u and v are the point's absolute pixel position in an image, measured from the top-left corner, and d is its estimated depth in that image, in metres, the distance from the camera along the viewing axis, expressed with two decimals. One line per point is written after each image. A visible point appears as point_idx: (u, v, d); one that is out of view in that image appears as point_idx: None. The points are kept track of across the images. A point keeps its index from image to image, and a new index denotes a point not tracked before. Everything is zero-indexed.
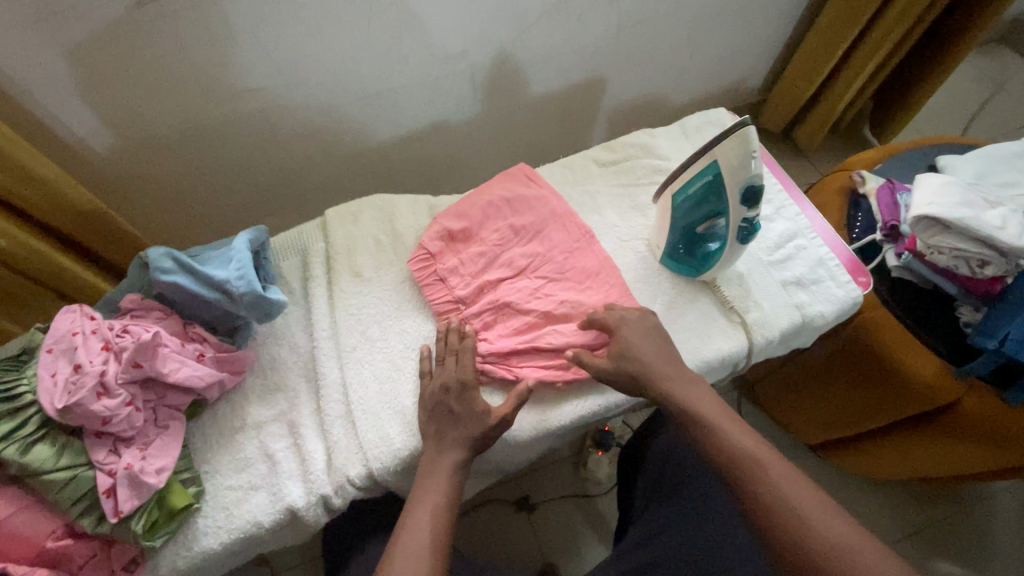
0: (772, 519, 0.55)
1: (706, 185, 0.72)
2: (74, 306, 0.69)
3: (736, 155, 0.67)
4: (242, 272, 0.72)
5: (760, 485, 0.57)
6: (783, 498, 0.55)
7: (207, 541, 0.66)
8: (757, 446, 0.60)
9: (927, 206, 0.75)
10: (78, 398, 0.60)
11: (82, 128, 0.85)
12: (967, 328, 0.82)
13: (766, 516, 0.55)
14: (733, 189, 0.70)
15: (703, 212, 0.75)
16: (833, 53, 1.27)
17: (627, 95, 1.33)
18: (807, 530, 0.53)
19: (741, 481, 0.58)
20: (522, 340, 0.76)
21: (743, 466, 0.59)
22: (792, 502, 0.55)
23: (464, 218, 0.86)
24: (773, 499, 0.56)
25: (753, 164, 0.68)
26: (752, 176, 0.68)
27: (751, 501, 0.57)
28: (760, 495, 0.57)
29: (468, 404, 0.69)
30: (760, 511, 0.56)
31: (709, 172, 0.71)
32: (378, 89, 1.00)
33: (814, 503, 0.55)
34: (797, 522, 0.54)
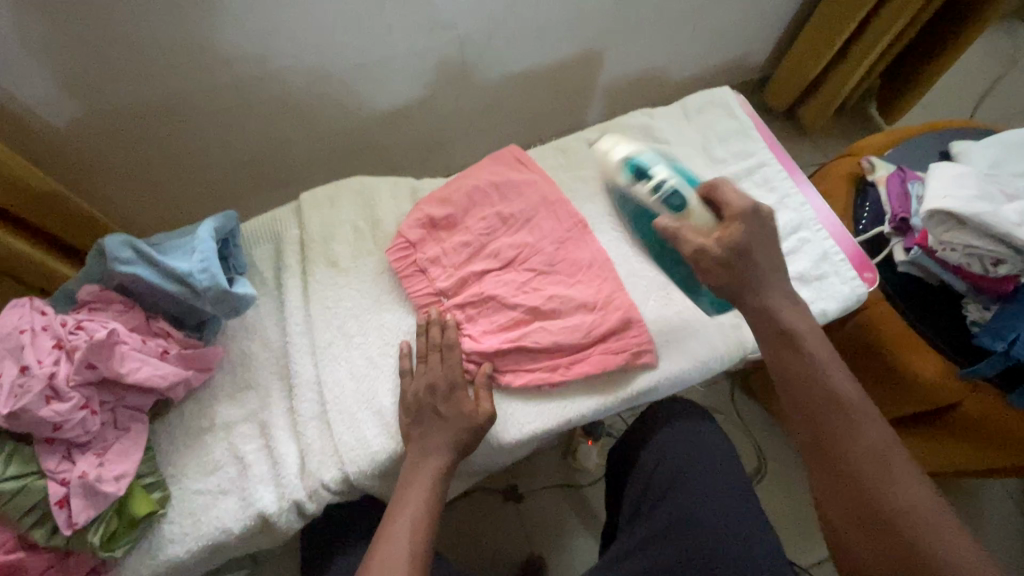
0: (847, 464, 0.57)
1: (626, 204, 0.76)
2: (23, 299, 0.63)
3: (607, 168, 0.77)
4: (206, 264, 0.66)
5: (845, 434, 0.58)
6: (866, 449, 0.57)
7: (173, 549, 0.63)
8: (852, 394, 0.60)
9: (940, 200, 0.70)
10: (24, 403, 0.55)
11: (34, 102, 0.78)
12: (974, 327, 0.77)
13: (840, 459, 0.57)
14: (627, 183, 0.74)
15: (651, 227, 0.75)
16: (845, 26, 1.20)
17: (624, 70, 1.25)
18: (879, 481, 0.55)
19: (829, 424, 0.59)
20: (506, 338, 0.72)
21: (835, 412, 0.59)
22: (873, 453, 0.57)
23: (448, 204, 0.81)
24: (854, 447, 0.57)
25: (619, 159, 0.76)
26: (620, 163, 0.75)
27: (833, 445, 0.58)
28: (843, 438, 0.58)
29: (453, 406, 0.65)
30: (838, 455, 0.58)
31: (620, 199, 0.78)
32: (359, 61, 0.93)
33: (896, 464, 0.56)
34: (870, 473, 0.56)
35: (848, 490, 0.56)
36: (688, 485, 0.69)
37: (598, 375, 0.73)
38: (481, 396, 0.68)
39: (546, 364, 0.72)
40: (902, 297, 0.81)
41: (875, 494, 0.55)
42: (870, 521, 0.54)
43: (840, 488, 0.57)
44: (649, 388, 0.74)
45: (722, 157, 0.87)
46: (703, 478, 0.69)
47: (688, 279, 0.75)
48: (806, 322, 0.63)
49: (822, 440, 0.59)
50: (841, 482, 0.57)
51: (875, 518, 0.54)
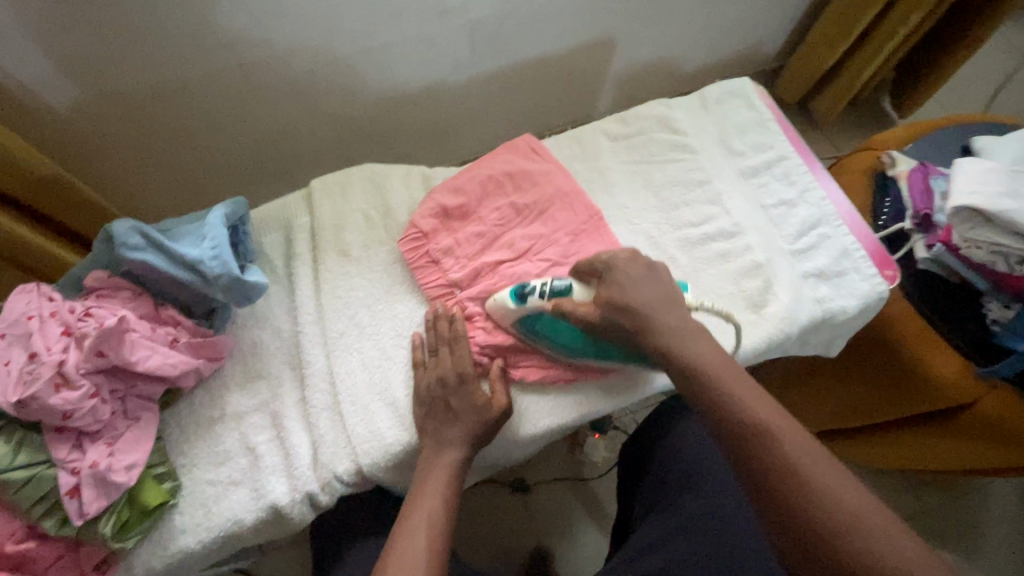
0: (801, 515, 0.46)
1: (545, 330, 0.68)
2: (32, 286, 0.62)
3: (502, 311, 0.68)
4: (217, 251, 0.65)
5: (785, 475, 0.48)
6: (816, 489, 0.47)
7: (185, 539, 0.62)
8: (782, 420, 0.51)
9: (966, 196, 0.69)
10: (34, 391, 0.54)
11: (34, 84, 0.76)
12: (994, 326, 0.76)
13: (790, 514, 0.46)
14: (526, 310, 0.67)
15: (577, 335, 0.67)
16: (861, 19, 1.17)
17: (637, 59, 1.23)
18: (843, 526, 0.45)
19: (764, 469, 0.49)
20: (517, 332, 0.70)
21: (769, 452, 0.49)
22: (827, 493, 0.46)
23: (462, 193, 0.79)
24: (802, 488, 0.47)
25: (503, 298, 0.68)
26: (503, 297, 0.67)
27: (780, 494, 0.47)
28: (786, 483, 0.48)
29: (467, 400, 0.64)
30: (791, 507, 0.47)
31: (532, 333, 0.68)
32: (366, 45, 0.91)
33: (851, 494, 0.46)
34: (833, 518, 0.45)
35: (814, 548, 0.45)
36: (702, 483, 0.69)
37: (613, 371, 0.72)
38: (496, 389, 0.66)
39: (559, 358, 0.71)
40: (922, 295, 0.80)
41: (847, 545, 0.44)
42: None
43: (802, 547, 0.45)
44: (663, 384, 0.73)
45: (742, 150, 0.85)
46: (720, 477, 0.69)
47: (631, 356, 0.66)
48: (708, 351, 0.58)
49: (764, 490, 0.48)
50: (802, 542, 0.45)
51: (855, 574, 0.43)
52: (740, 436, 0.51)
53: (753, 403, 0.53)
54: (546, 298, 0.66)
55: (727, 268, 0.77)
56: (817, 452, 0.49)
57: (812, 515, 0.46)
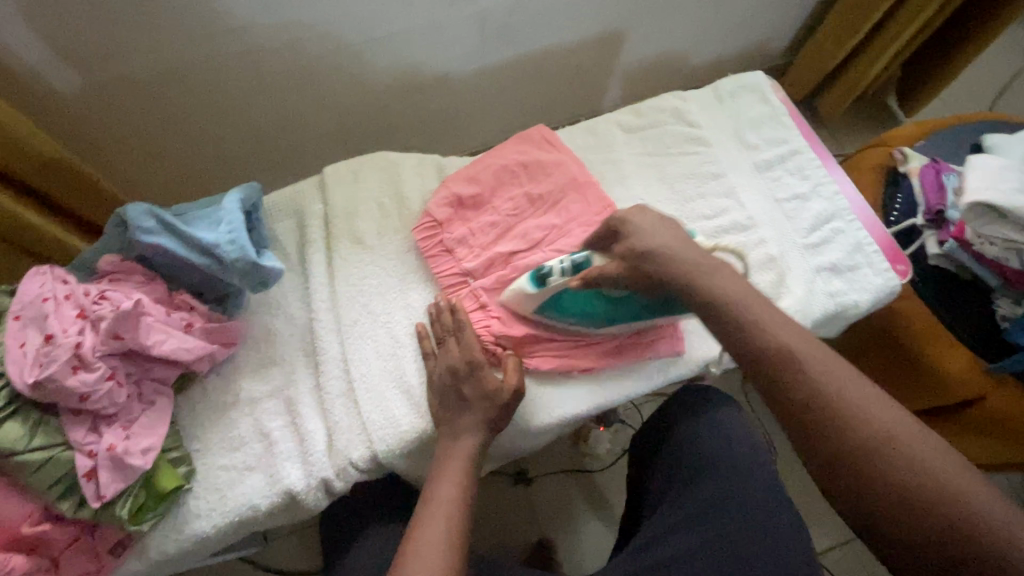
0: (838, 441, 0.46)
1: (570, 307, 0.68)
2: (44, 268, 0.61)
3: (520, 298, 0.68)
4: (233, 235, 0.64)
5: (820, 403, 0.47)
6: (851, 414, 0.46)
7: (199, 524, 0.62)
8: (814, 347, 0.50)
9: (984, 193, 0.70)
10: (50, 372, 0.53)
11: (41, 64, 0.75)
12: (1004, 322, 0.78)
13: (825, 440, 0.46)
14: (545, 292, 0.67)
15: (601, 301, 0.68)
16: (868, 21, 1.17)
17: (646, 53, 1.22)
18: (877, 446, 0.45)
19: (797, 398, 0.48)
20: (541, 320, 0.70)
21: (802, 379, 0.48)
22: (860, 417, 0.46)
23: (476, 182, 0.79)
24: (836, 415, 0.46)
25: (518, 286, 0.68)
26: (519, 285, 0.67)
27: (816, 423, 0.47)
28: (821, 411, 0.47)
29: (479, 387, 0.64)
30: (829, 436, 0.46)
31: (555, 312, 0.69)
32: (377, 33, 0.90)
33: (885, 414, 0.46)
34: (869, 442, 0.45)
35: (849, 474, 0.45)
36: (715, 475, 0.69)
37: (628, 363, 0.73)
38: (510, 372, 0.66)
39: (574, 349, 0.71)
40: (932, 291, 0.82)
41: (882, 467, 0.44)
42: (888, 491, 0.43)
43: (838, 472, 0.46)
44: (674, 375, 0.74)
45: (755, 144, 0.85)
46: (733, 467, 0.69)
47: (649, 306, 0.67)
48: (736, 285, 0.55)
49: (798, 419, 0.48)
50: (836, 467, 0.46)
51: (890, 493, 0.43)
52: (769, 366, 0.50)
53: (784, 330, 0.51)
54: (567, 275, 0.66)
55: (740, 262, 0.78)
56: (847, 374, 0.48)
57: (847, 440, 0.45)
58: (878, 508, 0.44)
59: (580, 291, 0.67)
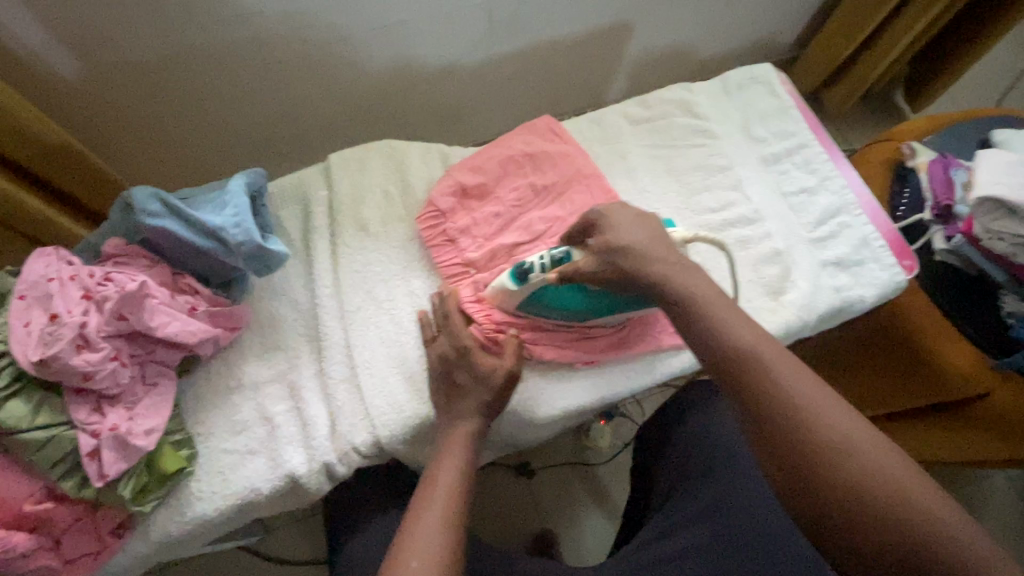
0: (797, 450, 0.44)
1: (552, 302, 0.68)
2: (49, 249, 0.61)
3: (503, 296, 0.67)
4: (239, 218, 0.64)
5: (779, 410, 0.46)
6: (811, 418, 0.45)
7: (202, 507, 0.62)
8: (774, 351, 0.49)
9: (994, 186, 0.71)
10: (55, 351, 0.53)
11: (46, 47, 0.75)
12: (1010, 320, 0.77)
13: (783, 449, 0.45)
14: (527, 289, 0.65)
15: (582, 296, 0.67)
16: (875, 15, 1.17)
17: (653, 46, 1.22)
18: (835, 454, 0.43)
19: (757, 404, 0.47)
20: (529, 318, 0.70)
21: (761, 384, 0.47)
22: (818, 425, 0.45)
23: (480, 172, 0.79)
24: (795, 422, 0.45)
25: (501, 284, 0.66)
26: (502, 282, 0.66)
27: (773, 432, 0.46)
28: (779, 417, 0.46)
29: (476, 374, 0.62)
30: (787, 443, 0.45)
31: (540, 309, 0.68)
32: (381, 21, 0.90)
33: (844, 420, 0.45)
34: (828, 450, 0.44)
35: (808, 484, 0.44)
36: (723, 468, 0.68)
37: (628, 357, 0.73)
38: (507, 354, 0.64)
39: (575, 342, 0.71)
40: (942, 288, 0.81)
41: (841, 477, 0.43)
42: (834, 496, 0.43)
43: (795, 482, 0.44)
44: (674, 370, 0.74)
45: (764, 137, 0.85)
46: (739, 463, 0.68)
47: (630, 300, 0.68)
48: (702, 285, 0.55)
49: (758, 426, 0.47)
50: (796, 477, 0.44)
51: (846, 505, 0.42)
52: (730, 370, 0.49)
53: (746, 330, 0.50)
54: (547, 270, 0.64)
55: (746, 254, 0.78)
56: (807, 378, 0.47)
57: (807, 449, 0.44)
58: (839, 520, 0.42)
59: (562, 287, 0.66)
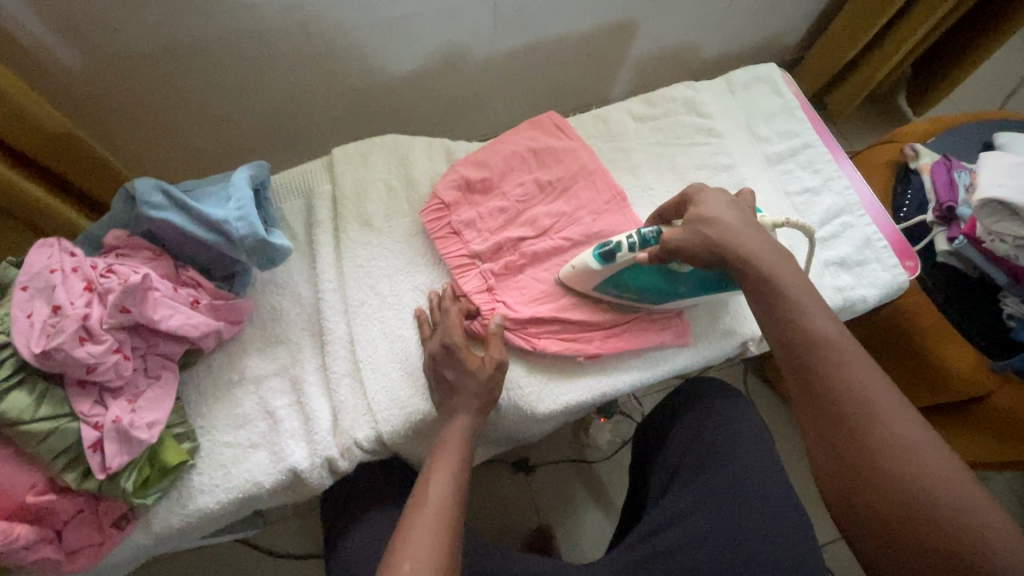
0: (858, 444, 0.47)
1: (626, 283, 0.69)
2: (51, 240, 0.60)
3: (584, 273, 0.69)
4: (243, 212, 0.64)
5: (843, 407, 0.49)
6: (876, 418, 0.48)
7: (204, 500, 0.62)
8: (851, 355, 0.51)
9: (996, 189, 0.70)
10: (58, 342, 0.53)
11: (48, 37, 0.74)
12: (1010, 321, 0.77)
13: (839, 437, 0.48)
14: (613, 266, 0.67)
15: (657, 274, 0.69)
16: (880, 17, 1.15)
17: (658, 44, 1.21)
18: (890, 456, 0.46)
19: (824, 395, 0.50)
20: (600, 295, 0.72)
21: (831, 379, 0.50)
22: (885, 425, 0.47)
23: (485, 166, 0.78)
24: (855, 421, 0.48)
25: (586, 263, 0.68)
26: (587, 261, 0.67)
27: (833, 421, 0.49)
28: (843, 408, 0.49)
29: (471, 368, 0.63)
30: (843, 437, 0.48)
31: (614, 286, 0.70)
32: (386, 16, 0.89)
33: (913, 430, 0.47)
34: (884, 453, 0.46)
35: (857, 480, 0.47)
36: (721, 463, 0.68)
37: (638, 348, 0.73)
38: (494, 346, 0.65)
39: (581, 335, 0.71)
40: (944, 289, 0.82)
41: (892, 481, 0.45)
42: (878, 489, 0.46)
43: (844, 474, 0.48)
44: (723, 352, 0.76)
45: (768, 136, 0.85)
46: (739, 455, 0.69)
47: (700, 280, 0.69)
48: (765, 263, 0.58)
49: (819, 416, 0.50)
50: (848, 469, 0.47)
51: (888, 499, 0.45)
52: (801, 359, 0.52)
53: (824, 323, 0.53)
54: (636, 250, 0.66)
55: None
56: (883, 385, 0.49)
57: (861, 446, 0.47)
58: (877, 516, 0.45)
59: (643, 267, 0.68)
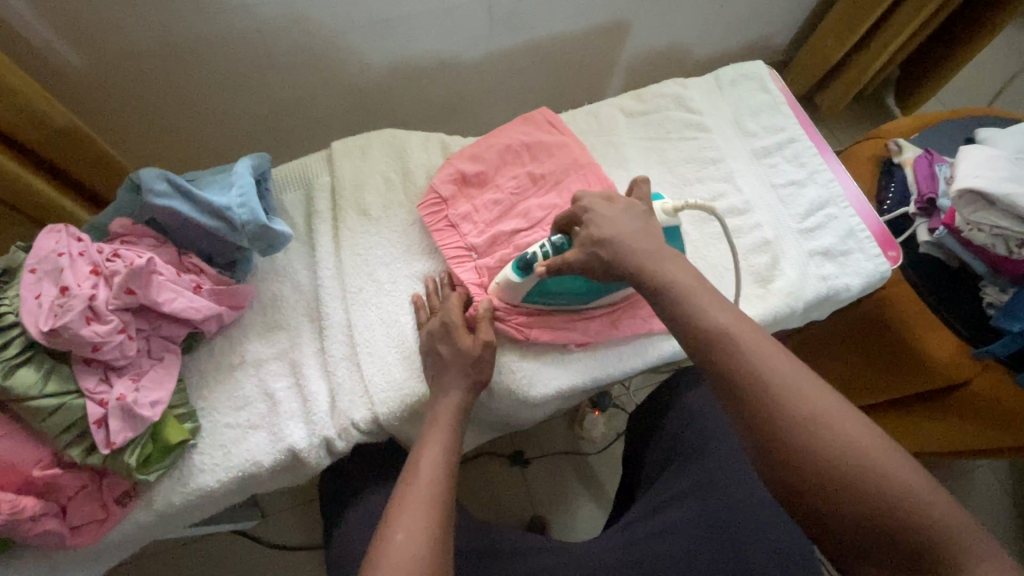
0: (774, 426, 0.45)
1: (547, 291, 0.70)
2: (60, 225, 0.62)
3: (507, 288, 0.68)
4: (245, 199, 0.66)
5: (764, 402, 0.46)
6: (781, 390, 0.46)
7: (203, 478, 0.64)
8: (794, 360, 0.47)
9: (973, 179, 0.72)
10: (65, 321, 0.55)
11: (55, 35, 0.77)
12: (990, 309, 0.80)
13: (754, 423, 0.46)
14: (529, 283, 0.67)
15: (575, 283, 0.69)
16: (866, 20, 1.18)
17: (651, 45, 1.24)
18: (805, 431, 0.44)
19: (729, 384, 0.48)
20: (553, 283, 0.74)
21: (735, 365, 0.48)
22: (790, 397, 0.46)
23: (480, 160, 0.81)
24: (770, 408, 0.46)
25: (506, 280, 0.67)
26: (507, 278, 0.67)
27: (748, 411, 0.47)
28: (752, 393, 0.47)
29: (460, 346, 0.64)
30: (787, 449, 0.45)
31: (535, 297, 0.70)
32: (382, 14, 0.91)
33: (824, 402, 0.45)
34: (851, 474, 0.42)
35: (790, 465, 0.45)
36: (711, 450, 0.70)
37: (626, 335, 0.75)
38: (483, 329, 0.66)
39: (570, 323, 0.73)
40: (927, 281, 0.84)
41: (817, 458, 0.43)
42: (808, 470, 0.44)
43: (773, 460, 0.45)
44: None
45: (754, 131, 0.88)
46: (724, 444, 0.70)
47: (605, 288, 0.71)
48: None
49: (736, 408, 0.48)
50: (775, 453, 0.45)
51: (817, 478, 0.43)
52: (710, 346, 0.50)
53: None
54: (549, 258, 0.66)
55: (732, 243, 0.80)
56: (785, 363, 0.48)
57: (818, 465, 0.43)
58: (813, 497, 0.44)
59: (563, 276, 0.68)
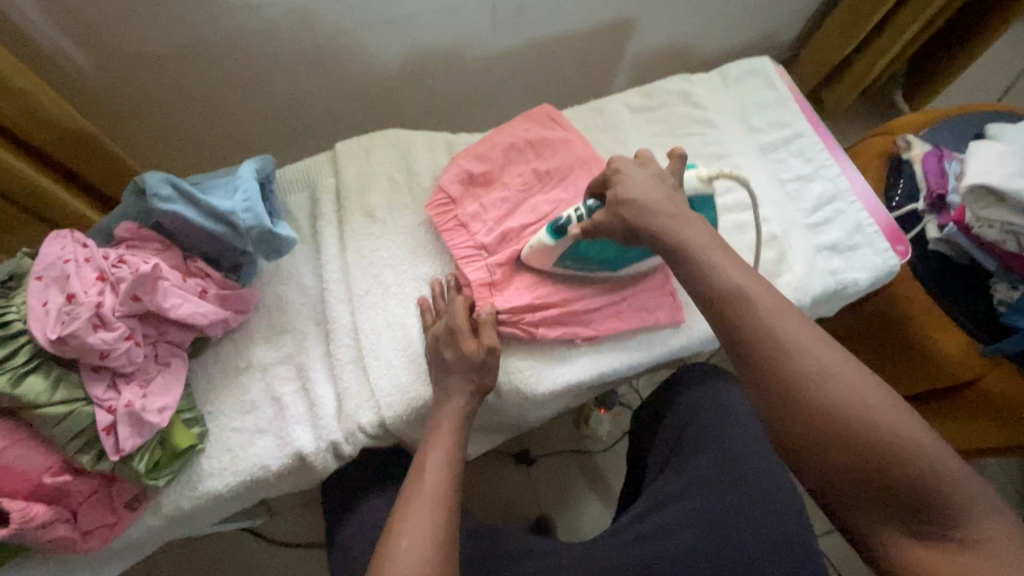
0: (785, 383, 0.46)
1: (578, 256, 0.71)
2: (65, 231, 0.62)
3: (540, 250, 0.70)
4: (249, 203, 0.66)
5: (775, 358, 0.47)
6: (794, 351, 0.46)
7: (211, 482, 0.64)
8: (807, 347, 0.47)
9: (985, 175, 0.71)
10: (73, 329, 0.55)
11: (62, 39, 0.77)
12: (1000, 308, 0.79)
13: (764, 380, 0.47)
14: (561, 245, 0.69)
15: (605, 248, 0.70)
16: (875, 13, 1.17)
17: (657, 41, 1.23)
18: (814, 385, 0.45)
19: (739, 343, 0.48)
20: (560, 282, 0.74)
21: (745, 324, 0.48)
22: (802, 354, 0.46)
23: (485, 160, 0.80)
24: (782, 364, 0.46)
25: (540, 242, 0.70)
26: (541, 241, 0.69)
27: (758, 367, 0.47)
28: (763, 352, 0.47)
29: (464, 350, 0.64)
30: (795, 404, 0.45)
31: (565, 261, 0.72)
32: (387, 15, 0.91)
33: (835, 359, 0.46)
34: (870, 451, 0.43)
35: (797, 421, 0.45)
36: (713, 449, 0.69)
37: (632, 330, 0.75)
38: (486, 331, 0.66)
39: (577, 321, 0.73)
40: (935, 277, 0.84)
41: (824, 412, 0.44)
42: (815, 424, 0.44)
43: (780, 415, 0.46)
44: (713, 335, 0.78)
45: (760, 127, 0.87)
46: (726, 442, 0.69)
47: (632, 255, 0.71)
48: None
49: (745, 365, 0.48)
50: (781, 410, 0.46)
51: (825, 433, 0.44)
52: (719, 312, 0.50)
53: None
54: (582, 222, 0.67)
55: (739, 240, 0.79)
56: (799, 323, 0.48)
57: (822, 419, 0.44)
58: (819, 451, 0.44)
59: (595, 240, 0.69)
